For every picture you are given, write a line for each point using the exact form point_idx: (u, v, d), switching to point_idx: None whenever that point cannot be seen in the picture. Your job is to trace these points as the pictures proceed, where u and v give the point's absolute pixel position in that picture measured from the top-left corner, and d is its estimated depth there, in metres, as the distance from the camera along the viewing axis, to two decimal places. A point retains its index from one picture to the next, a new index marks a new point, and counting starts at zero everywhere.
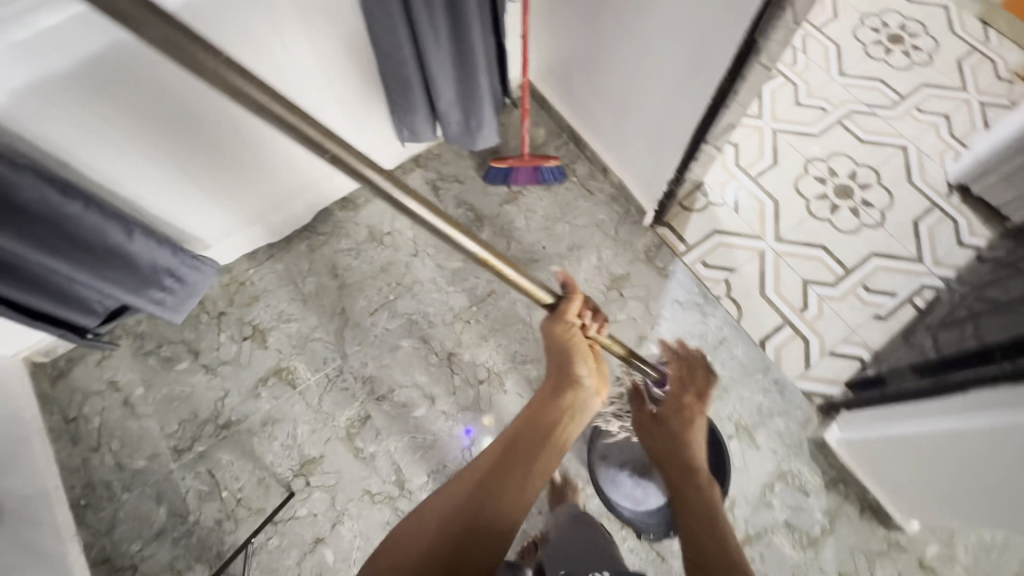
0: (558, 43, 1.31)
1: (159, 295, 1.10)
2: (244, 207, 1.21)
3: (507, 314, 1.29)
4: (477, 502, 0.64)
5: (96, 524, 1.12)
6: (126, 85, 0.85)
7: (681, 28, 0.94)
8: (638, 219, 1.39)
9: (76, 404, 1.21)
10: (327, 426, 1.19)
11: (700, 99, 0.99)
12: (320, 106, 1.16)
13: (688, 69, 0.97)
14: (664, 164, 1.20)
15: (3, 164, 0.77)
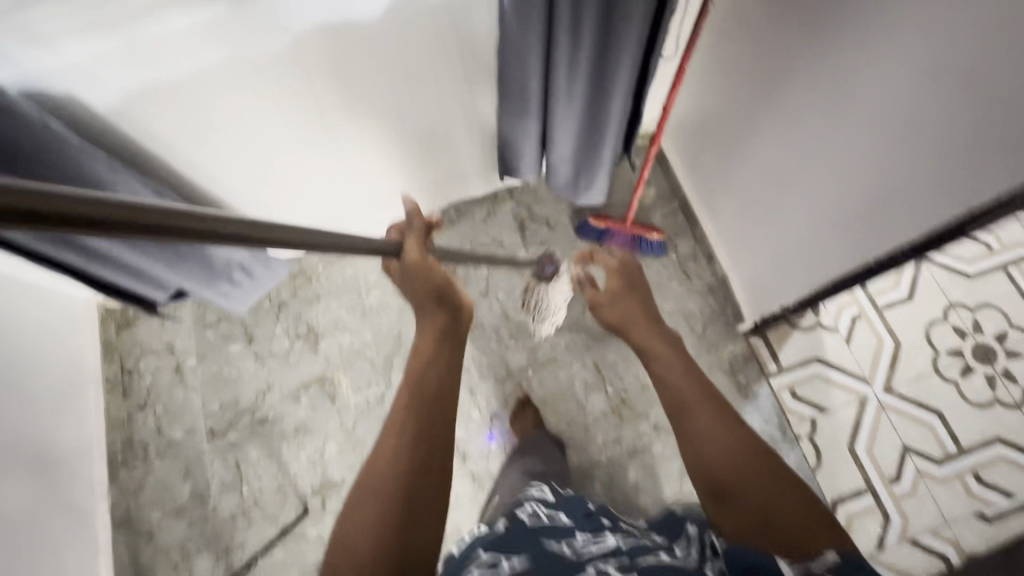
0: (705, 111, 1.14)
1: (226, 287, 1.08)
2: (329, 206, 1.17)
3: (563, 387, 1.21)
4: (417, 461, 0.53)
5: (126, 483, 1.16)
6: (235, 94, 0.80)
7: (862, 170, 0.77)
8: (732, 321, 1.24)
9: (134, 358, 1.25)
10: (356, 452, 1.17)
11: (858, 249, 0.82)
12: (431, 133, 1.07)
13: (852, 213, 0.81)
14: (783, 286, 1.05)
15: (104, 165, 0.74)
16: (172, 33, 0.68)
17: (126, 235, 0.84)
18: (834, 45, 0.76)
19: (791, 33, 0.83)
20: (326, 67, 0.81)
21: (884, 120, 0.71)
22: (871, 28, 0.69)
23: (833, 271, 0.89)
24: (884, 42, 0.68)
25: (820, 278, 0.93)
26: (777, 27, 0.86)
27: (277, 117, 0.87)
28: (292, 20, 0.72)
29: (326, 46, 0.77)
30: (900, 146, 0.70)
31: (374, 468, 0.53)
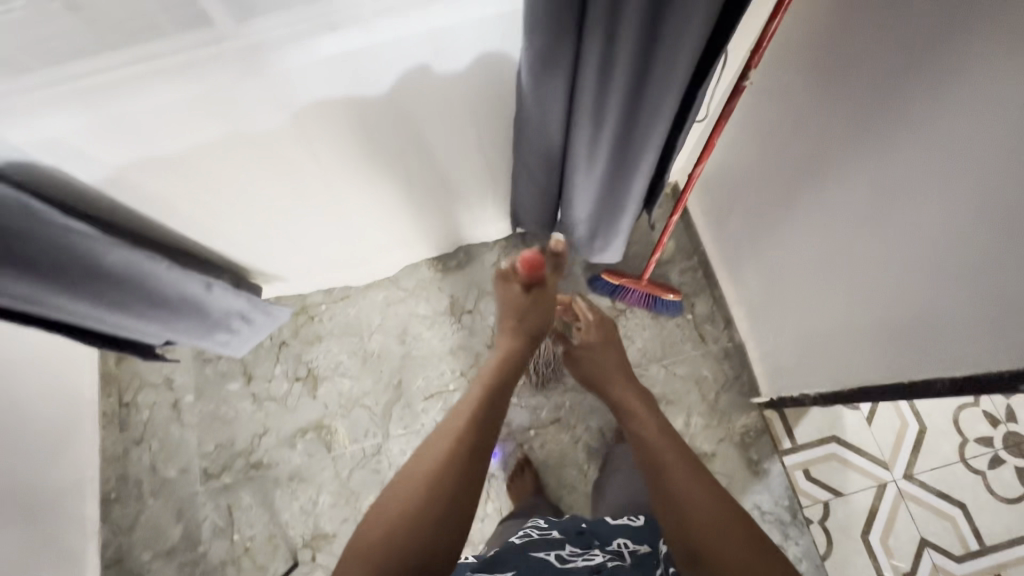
0: (737, 176, 1.08)
1: (225, 337, 1.05)
2: (335, 252, 1.13)
3: (565, 450, 1.17)
4: (464, 464, 0.63)
5: (119, 520, 1.15)
6: (234, 165, 0.76)
7: (902, 283, 0.71)
8: (746, 391, 1.19)
9: (132, 391, 1.23)
10: (349, 505, 1.15)
11: (890, 363, 0.76)
12: (442, 191, 1.02)
13: (887, 323, 0.75)
14: (805, 373, 0.98)
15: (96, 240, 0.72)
16: (164, 108, 0.63)
17: (121, 302, 0.81)
18: (882, 148, 0.71)
19: (834, 123, 0.78)
20: (332, 138, 0.77)
21: (932, 238, 0.65)
22: (926, 140, 0.64)
23: (863, 376, 0.82)
24: (940, 157, 0.63)
25: (848, 379, 0.86)
26: (819, 113, 0.80)
27: (281, 183, 0.84)
28: (293, 94, 0.67)
29: (331, 117, 0.73)
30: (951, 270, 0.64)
31: (418, 466, 0.63)
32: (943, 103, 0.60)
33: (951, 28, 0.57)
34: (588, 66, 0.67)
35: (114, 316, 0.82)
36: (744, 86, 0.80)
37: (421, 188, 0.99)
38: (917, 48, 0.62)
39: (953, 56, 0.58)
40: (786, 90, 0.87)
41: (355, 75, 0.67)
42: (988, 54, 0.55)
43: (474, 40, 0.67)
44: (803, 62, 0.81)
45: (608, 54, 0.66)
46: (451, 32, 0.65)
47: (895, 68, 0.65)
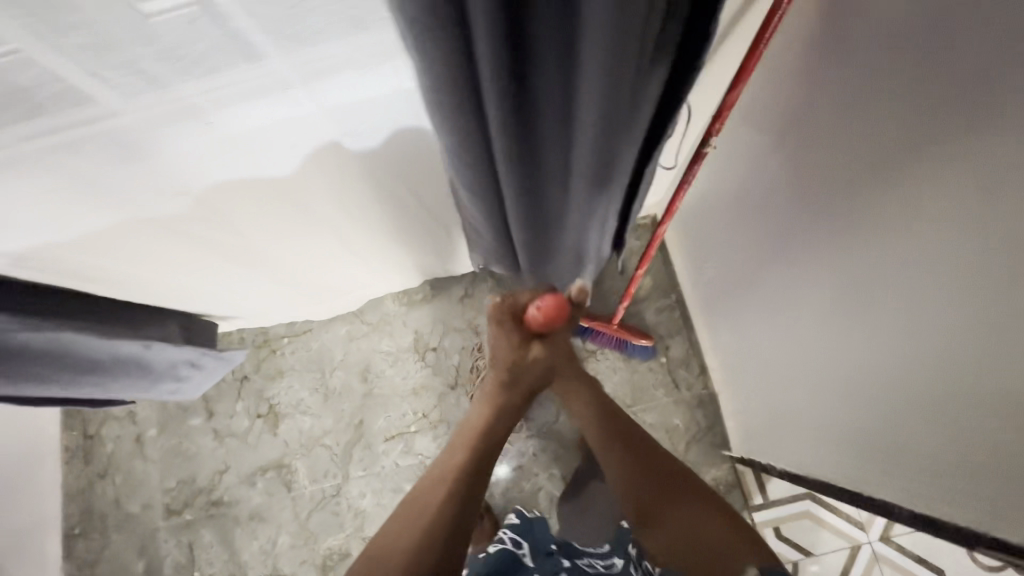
0: (716, 225, 0.98)
1: (172, 386, 1.02)
2: (289, 298, 1.08)
3: (526, 498, 1.14)
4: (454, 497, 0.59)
5: (84, 554, 1.17)
6: (142, 241, 0.70)
7: (875, 400, 0.64)
8: (718, 443, 1.13)
9: (95, 423, 1.23)
10: (308, 546, 1.15)
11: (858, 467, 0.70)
12: (392, 241, 0.94)
13: (858, 435, 0.69)
14: (773, 444, 0.93)
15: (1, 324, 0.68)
16: (42, 210, 0.57)
17: (46, 376, 0.78)
18: (859, 245, 0.63)
19: (819, 204, 0.69)
20: (247, 212, 0.70)
21: (900, 363, 0.58)
22: (901, 255, 0.56)
23: (827, 472, 0.77)
24: (911, 279, 0.55)
25: (814, 468, 0.80)
26: (802, 188, 0.71)
27: (204, 250, 0.78)
28: (187, 183, 0.60)
29: (240, 197, 0.66)
30: (917, 405, 0.57)
31: (416, 507, 0.59)
32: (926, 217, 0.53)
33: (947, 145, 0.49)
34: (515, 171, 0.58)
35: (39, 388, 0.79)
36: (706, 153, 0.71)
37: (369, 241, 0.92)
38: (902, 149, 0.54)
39: (943, 174, 0.50)
40: (767, 152, 0.78)
41: (256, 165, 0.60)
42: (980, 192, 0.46)
43: (386, 119, 0.59)
44: (790, 129, 0.71)
45: (529, 154, 0.58)
46: (356, 116, 0.57)
47: (882, 163, 0.57)
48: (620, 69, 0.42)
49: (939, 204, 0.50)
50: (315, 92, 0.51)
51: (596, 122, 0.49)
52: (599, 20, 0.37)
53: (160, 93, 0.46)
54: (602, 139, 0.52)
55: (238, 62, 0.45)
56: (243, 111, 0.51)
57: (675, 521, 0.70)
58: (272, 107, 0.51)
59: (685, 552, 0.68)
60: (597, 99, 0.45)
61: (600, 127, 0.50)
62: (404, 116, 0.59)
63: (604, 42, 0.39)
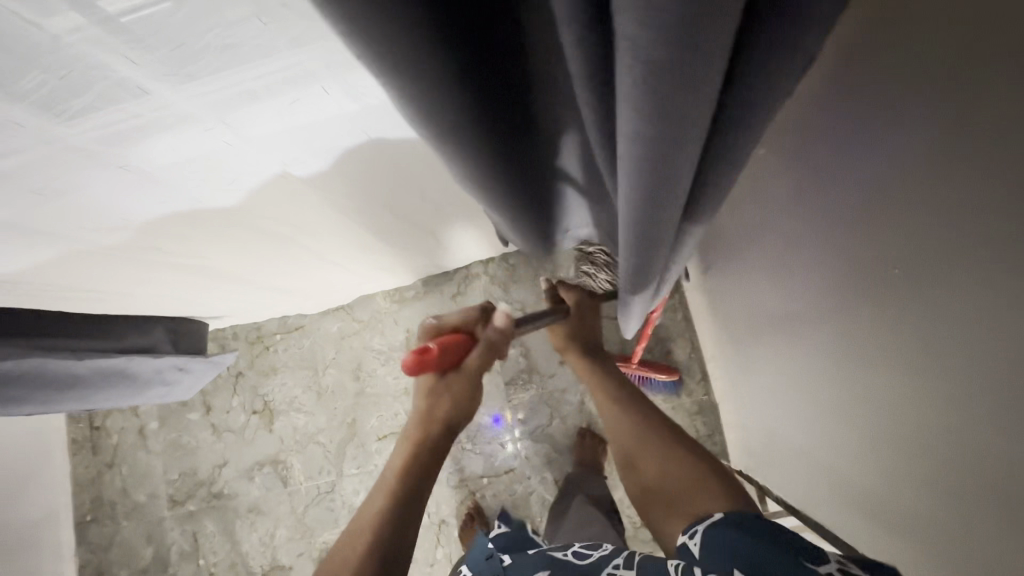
0: (718, 234, 0.90)
1: (163, 390, 1.01)
2: (276, 303, 1.06)
3: (518, 501, 1.13)
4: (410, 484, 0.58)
5: (98, 538, 1.22)
6: (106, 268, 0.67)
7: (886, 466, 0.58)
8: (718, 452, 1.09)
9: (101, 415, 1.26)
10: (304, 540, 1.17)
11: (869, 515, 0.64)
12: (375, 253, 0.90)
13: (875, 497, 0.62)
14: (775, 467, 0.88)
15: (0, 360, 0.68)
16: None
17: (37, 398, 0.78)
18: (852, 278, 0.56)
19: (812, 236, 0.62)
20: (206, 236, 0.66)
21: (907, 429, 0.52)
22: (897, 312, 0.50)
23: (854, 536, 0.69)
24: (906, 341, 0.49)
25: (831, 517, 0.74)
26: (795, 216, 0.65)
27: (172, 270, 0.75)
28: (127, 218, 0.57)
29: (188, 225, 0.63)
30: (934, 483, 0.50)
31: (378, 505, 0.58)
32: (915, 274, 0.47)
33: (934, 199, 0.43)
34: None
35: (24, 406, 0.79)
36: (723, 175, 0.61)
37: (347, 255, 0.88)
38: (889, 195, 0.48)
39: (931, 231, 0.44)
40: (766, 170, 0.71)
41: (193, 198, 0.57)
42: (966, 235, 0.40)
43: (322, 146, 0.55)
44: (787, 146, 0.64)
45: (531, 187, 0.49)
46: (288, 145, 0.53)
47: (874, 204, 0.50)
48: (667, 183, 0.34)
49: (930, 262, 0.45)
50: (234, 125, 0.48)
51: (637, 224, 0.40)
52: (636, 144, 0.30)
53: (62, 140, 0.43)
54: (647, 239, 0.43)
55: (136, 103, 0.42)
56: (159, 148, 0.48)
57: (659, 466, 0.69)
58: (191, 141, 0.48)
59: (670, 499, 0.65)
60: (638, 205, 0.37)
61: (651, 229, 0.41)
62: (341, 141, 0.55)
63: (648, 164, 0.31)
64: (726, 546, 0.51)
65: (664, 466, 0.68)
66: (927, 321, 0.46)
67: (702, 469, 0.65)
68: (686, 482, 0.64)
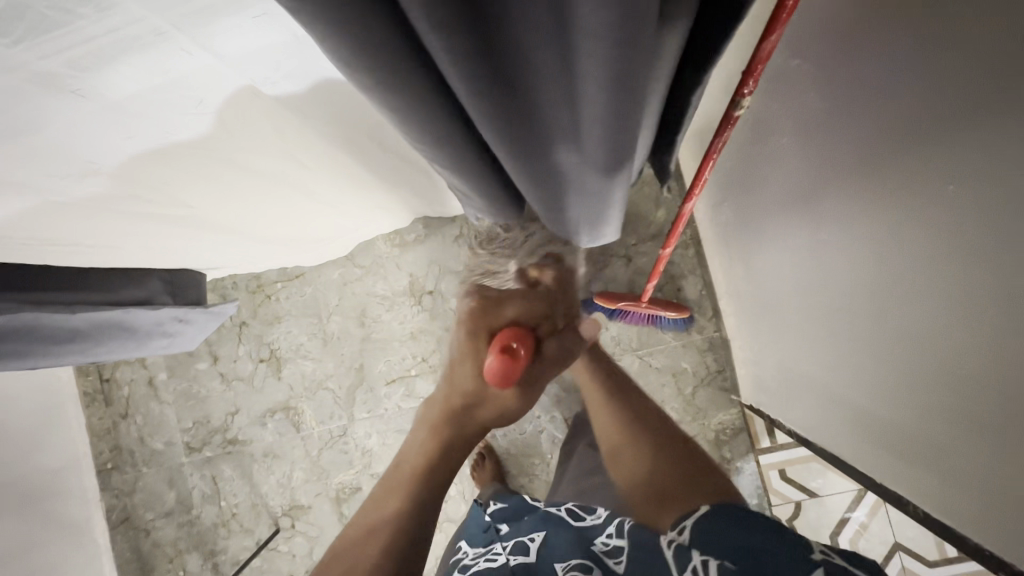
0: (739, 162, 0.84)
1: (167, 339, 0.99)
2: (273, 255, 1.02)
3: (528, 441, 1.14)
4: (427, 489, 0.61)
5: (120, 484, 1.26)
6: (87, 219, 0.63)
7: (911, 398, 0.56)
8: (729, 387, 1.09)
9: (109, 367, 1.26)
10: (320, 480, 1.20)
11: (889, 448, 0.64)
12: (368, 192, 0.85)
13: (900, 431, 0.60)
14: (790, 401, 0.87)
15: None
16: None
17: (31, 354, 0.76)
18: (890, 198, 0.50)
19: (843, 153, 0.56)
20: (188, 178, 0.61)
21: (938, 363, 0.50)
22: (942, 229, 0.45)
23: (877, 471, 0.68)
24: (950, 260, 0.45)
25: (849, 450, 0.74)
26: (823, 136, 0.59)
27: (158, 221, 0.70)
28: (92, 162, 0.52)
29: (166, 164, 0.58)
30: (965, 416, 0.48)
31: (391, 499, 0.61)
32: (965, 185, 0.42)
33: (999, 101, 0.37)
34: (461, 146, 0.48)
35: (21, 361, 0.77)
36: (737, 118, 0.59)
37: (341, 195, 0.83)
38: (940, 100, 0.42)
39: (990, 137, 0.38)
40: (793, 87, 0.63)
41: (167, 131, 0.51)
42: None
43: (297, 71, 0.49)
44: (819, 54, 0.57)
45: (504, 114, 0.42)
46: (258, 66, 0.47)
47: (922, 111, 0.44)
48: (634, 63, 0.35)
49: (987, 179, 0.39)
50: (196, 42, 0.42)
51: (607, 118, 0.40)
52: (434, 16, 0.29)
53: (13, 65, 0.38)
54: (617, 139, 0.43)
55: (88, 15, 0.36)
56: (120, 74, 0.42)
57: (646, 466, 0.71)
58: (157, 63, 0.42)
59: (665, 497, 0.65)
60: (603, 94, 0.37)
61: (623, 123, 0.41)
62: (321, 63, 0.49)
63: (612, 41, 0.32)
64: (720, 537, 0.53)
65: (651, 465, 0.70)
66: (966, 248, 0.43)
67: (684, 467, 0.68)
68: (675, 479, 0.66)
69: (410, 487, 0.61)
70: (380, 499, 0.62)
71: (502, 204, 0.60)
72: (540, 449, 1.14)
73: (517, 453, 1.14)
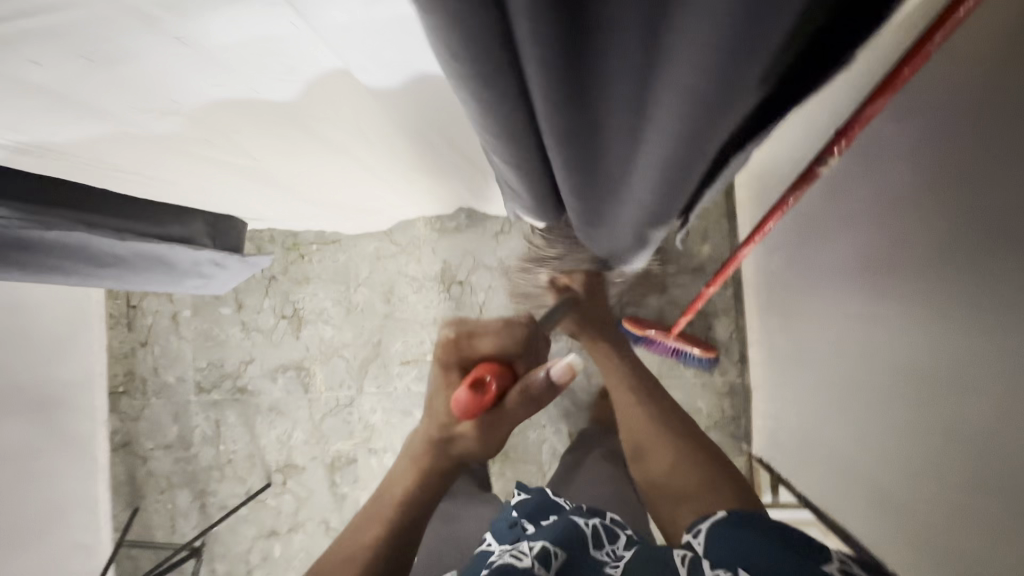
0: (803, 214, 0.81)
1: (199, 281, 1.01)
2: (313, 217, 1.03)
3: (528, 447, 1.14)
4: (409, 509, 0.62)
5: (127, 409, 1.29)
6: (155, 153, 0.64)
7: (938, 494, 0.54)
8: (741, 436, 1.07)
9: (137, 295, 1.29)
10: (319, 445, 1.21)
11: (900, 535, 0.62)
12: (423, 177, 0.85)
13: (923, 527, 0.57)
14: (802, 464, 0.85)
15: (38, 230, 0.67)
16: (5, 105, 0.49)
17: (73, 271, 0.78)
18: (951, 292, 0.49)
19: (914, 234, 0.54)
20: (255, 131, 0.61)
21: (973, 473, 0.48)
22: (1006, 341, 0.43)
23: (884, 553, 0.65)
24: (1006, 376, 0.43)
25: (857, 528, 0.72)
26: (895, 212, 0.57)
27: (215, 167, 0.71)
28: (175, 99, 0.52)
29: (239, 117, 0.58)
30: (997, 533, 0.45)
31: (372, 522, 0.62)
32: None
33: None
34: (533, 148, 0.47)
35: (63, 277, 0.80)
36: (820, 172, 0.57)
37: (397, 173, 0.83)
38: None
39: None
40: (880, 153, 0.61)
41: (251, 89, 0.52)
42: None
43: (393, 62, 0.49)
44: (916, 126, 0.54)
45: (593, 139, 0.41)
46: (357, 50, 0.47)
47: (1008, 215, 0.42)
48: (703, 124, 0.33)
49: None
50: (306, 16, 0.41)
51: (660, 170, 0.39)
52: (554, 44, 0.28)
53: None
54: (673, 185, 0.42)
55: None
56: (220, 24, 0.42)
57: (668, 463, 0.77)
58: (258, 23, 0.42)
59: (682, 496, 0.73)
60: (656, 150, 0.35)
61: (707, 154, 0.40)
62: (419, 60, 0.48)
63: (681, 107, 0.30)
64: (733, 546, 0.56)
65: (669, 460, 0.77)
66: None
67: (706, 467, 0.74)
68: (693, 483, 0.72)
69: (389, 515, 0.62)
70: (358, 530, 0.62)
71: (552, 199, 0.60)
72: (538, 459, 1.13)
73: (516, 457, 1.14)
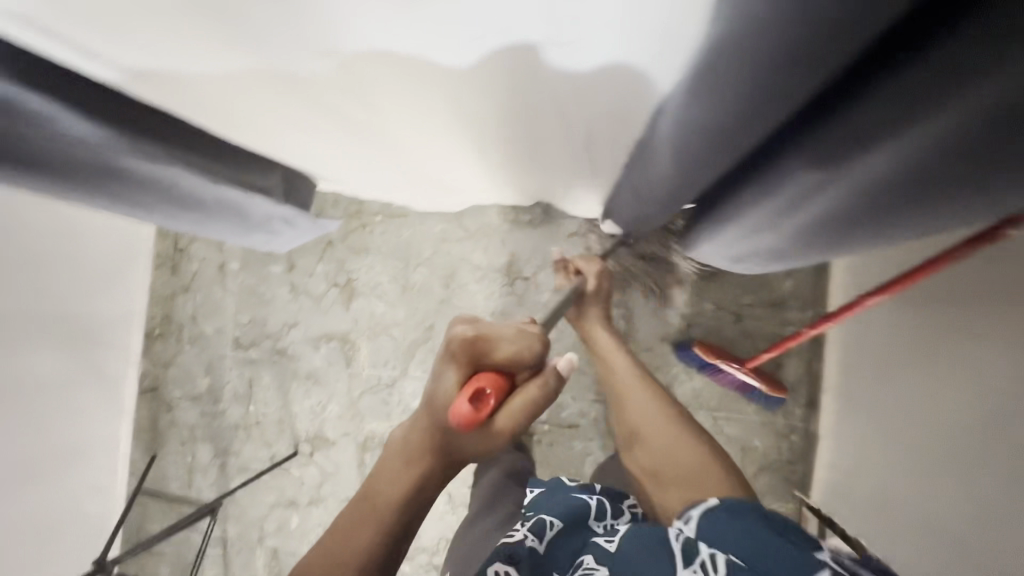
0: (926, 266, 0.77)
1: (265, 236, 0.97)
2: (396, 188, 0.99)
3: (571, 458, 1.10)
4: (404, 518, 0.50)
5: (159, 354, 1.25)
6: (279, 96, 0.59)
7: None
8: (796, 481, 1.03)
9: (186, 239, 1.25)
10: (353, 421, 1.17)
11: None
12: (531, 168, 0.80)
13: None
14: (876, 523, 0.82)
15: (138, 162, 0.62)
16: (161, 23, 0.45)
17: (153, 209, 0.74)
18: None
19: None
20: (398, 91, 0.57)
21: None
22: None
23: None
24: None
25: None
26: None
27: (333, 121, 0.67)
28: (339, 47, 0.47)
29: (393, 75, 0.53)
30: None
31: (358, 527, 0.49)
32: None
33: None
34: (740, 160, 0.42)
35: (139, 212, 0.75)
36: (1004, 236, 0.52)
37: (508, 160, 0.78)
38: None
39: None
40: None
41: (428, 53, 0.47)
42: None
43: (597, 44, 0.41)
44: None
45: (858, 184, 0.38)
46: (568, 20, 0.39)
47: None
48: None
49: None
50: None
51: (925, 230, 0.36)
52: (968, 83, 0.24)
53: None
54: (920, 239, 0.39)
55: None
56: None
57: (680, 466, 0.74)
58: None
59: None
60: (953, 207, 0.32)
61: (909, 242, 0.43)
62: (632, 48, 0.40)
63: None
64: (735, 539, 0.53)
65: None
66: None
67: None
68: None
69: (378, 522, 0.49)
70: (339, 534, 0.50)
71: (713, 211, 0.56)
72: (580, 472, 1.10)
73: (557, 466, 1.10)
